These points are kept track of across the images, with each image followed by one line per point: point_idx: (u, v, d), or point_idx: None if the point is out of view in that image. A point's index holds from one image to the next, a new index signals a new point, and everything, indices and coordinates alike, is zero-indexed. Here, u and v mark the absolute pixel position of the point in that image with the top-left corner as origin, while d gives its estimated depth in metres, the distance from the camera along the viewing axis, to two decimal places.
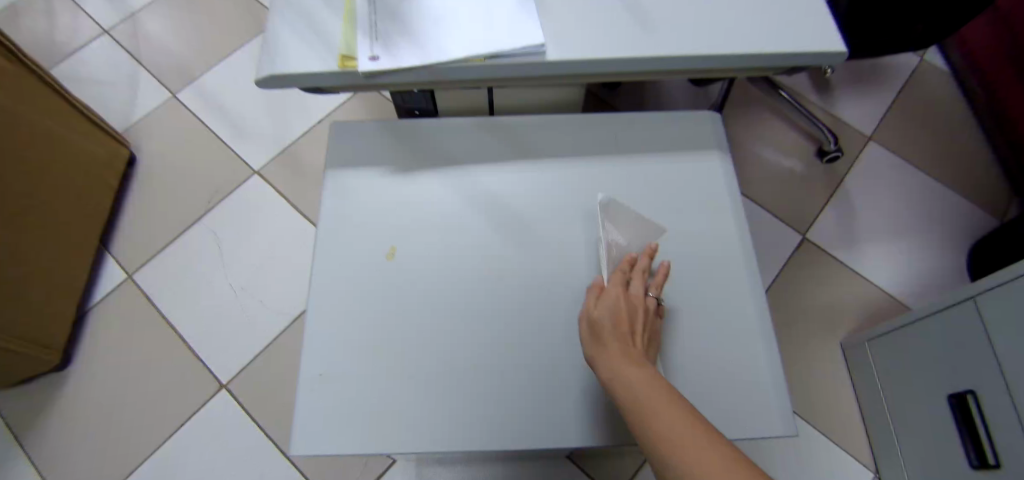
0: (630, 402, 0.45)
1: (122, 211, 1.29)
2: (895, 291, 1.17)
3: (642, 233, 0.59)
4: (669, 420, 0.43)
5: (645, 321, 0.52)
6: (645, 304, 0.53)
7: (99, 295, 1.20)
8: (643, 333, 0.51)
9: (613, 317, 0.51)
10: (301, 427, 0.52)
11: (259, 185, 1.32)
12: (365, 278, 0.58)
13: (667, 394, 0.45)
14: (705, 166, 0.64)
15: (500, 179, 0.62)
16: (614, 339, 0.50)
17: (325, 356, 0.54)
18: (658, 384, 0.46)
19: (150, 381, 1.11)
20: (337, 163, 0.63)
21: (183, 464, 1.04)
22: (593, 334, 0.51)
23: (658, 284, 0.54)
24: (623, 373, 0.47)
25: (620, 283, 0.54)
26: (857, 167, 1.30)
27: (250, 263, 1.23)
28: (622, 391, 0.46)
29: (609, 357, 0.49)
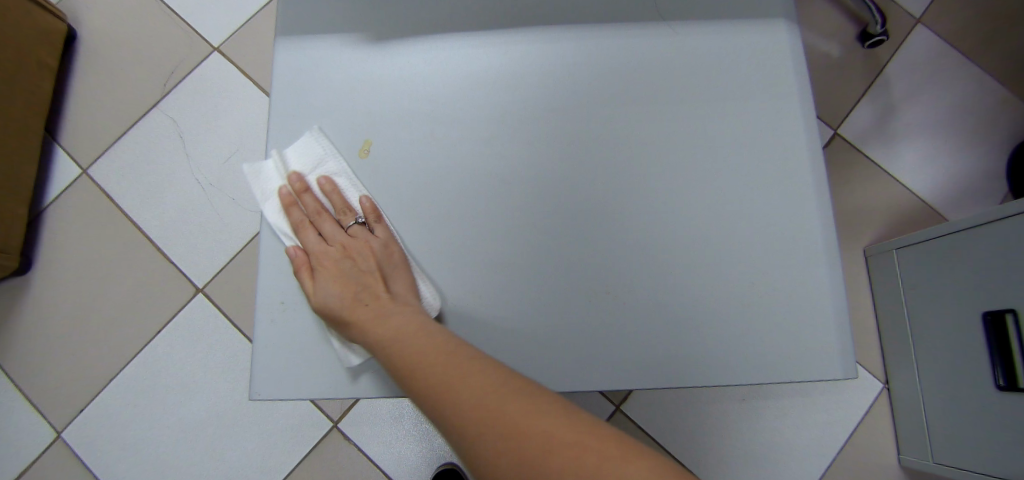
0: (398, 369, 0.41)
1: (65, 96, 1.12)
2: (928, 196, 1.06)
3: (313, 161, 0.46)
4: (439, 372, 0.40)
5: (370, 260, 0.45)
6: (355, 241, 0.46)
7: (53, 193, 1.08)
8: (377, 276, 0.45)
9: (337, 291, 0.44)
10: (267, 364, 0.44)
11: (216, 66, 1.13)
12: (314, 185, 0.46)
13: (422, 341, 0.42)
14: (764, 40, 0.49)
15: (500, 52, 0.48)
16: (355, 310, 0.44)
17: (293, 279, 0.45)
18: (406, 335, 0.42)
19: (122, 287, 1.04)
20: (290, 29, 0.48)
21: (167, 374, 1.00)
22: (330, 319, 0.44)
23: (342, 210, 0.47)
24: (376, 337, 0.42)
25: (315, 240, 0.46)
26: (904, 52, 1.12)
27: (215, 155, 1.09)
28: (380, 354, 0.42)
29: (358, 329, 0.43)
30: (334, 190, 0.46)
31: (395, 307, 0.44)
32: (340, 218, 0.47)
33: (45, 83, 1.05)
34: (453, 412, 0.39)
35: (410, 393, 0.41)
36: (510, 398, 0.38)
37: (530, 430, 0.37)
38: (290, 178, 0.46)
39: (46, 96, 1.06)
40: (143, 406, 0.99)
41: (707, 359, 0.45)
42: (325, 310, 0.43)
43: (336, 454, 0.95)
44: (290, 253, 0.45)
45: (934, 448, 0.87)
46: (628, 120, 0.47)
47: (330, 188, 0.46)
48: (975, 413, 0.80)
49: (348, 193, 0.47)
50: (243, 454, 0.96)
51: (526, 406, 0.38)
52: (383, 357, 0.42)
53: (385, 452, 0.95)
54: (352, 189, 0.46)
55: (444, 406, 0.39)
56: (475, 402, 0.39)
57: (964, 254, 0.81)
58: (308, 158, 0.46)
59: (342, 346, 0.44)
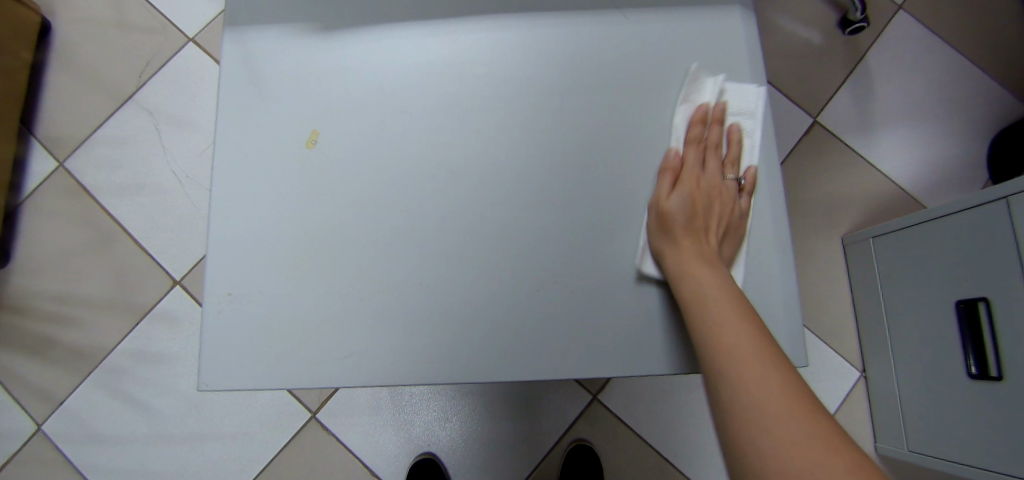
0: (705, 306, 0.42)
1: (41, 89, 1.10)
2: (908, 184, 1.06)
3: (742, 108, 0.47)
4: (750, 340, 0.42)
5: (724, 210, 0.46)
6: (723, 187, 0.46)
7: (29, 188, 1.07)
8: (720, 229, 0.46)
9: (687, 209, 0.45)
10: (216, 357, 0.44)
11: (191, 56, 1.11)
12: (697, 104, 0.47)
13: (744, 312, 0.43)
14: (719, 25, 0.48)
15: (451, 40, 0.47)
16: (686, 235, 0.45)
17: (240, 271, 0.45)
18: (730, 292, 0.43)
19: (99, 280, 1.03)
20: (238, 17, 0.47)
21: (145, 367, 1.00)
22: (662, 226, 0.45)
23: (732, 161, 0.47)
24: (696, 274, 0.43)
25: (696, 164, 0.46)
26: (885, 39, 1.11)
27: (190, 147, 1.08)
28: (691, 286, 0.43)
29: (682, 254, 0.44)
30: (735, 143, 0.47)
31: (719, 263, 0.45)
32: (722, 163, 0.47)
33: (20, 76, 1.03)
34: (755, 385, 0.40)
35: (709, 342, 0.42)
36: (818, 415, 0.40)
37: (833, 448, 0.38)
38: (713, 105, 0.47)
39: (21, 89, 1.04)
40: (121, 399, 0.99)
41: (656, 348, 0.45)
42: (665, 216, 0.45)
43: (315, 445, 0.95)
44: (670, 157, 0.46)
45: (908, 435, 0.88)
46: (582, 107, 0.47)
47: (736, 138, 0.47)
48: (947, 401, 0.80)
49: (745, 152, 0.47)
50: (223, 446, 0.96)
51: (836, 434, 0.39)
52: (699, 297, 0.43)
53: (363, 441, 0.95)
54: (749, 155, 0.47)
55: (740, 374, 0.41)
56: (782, 388, 0.40)
57: (939, 243, 0.81)
58: (740, 100, 0.47)
59: (644, 247, 0.45)
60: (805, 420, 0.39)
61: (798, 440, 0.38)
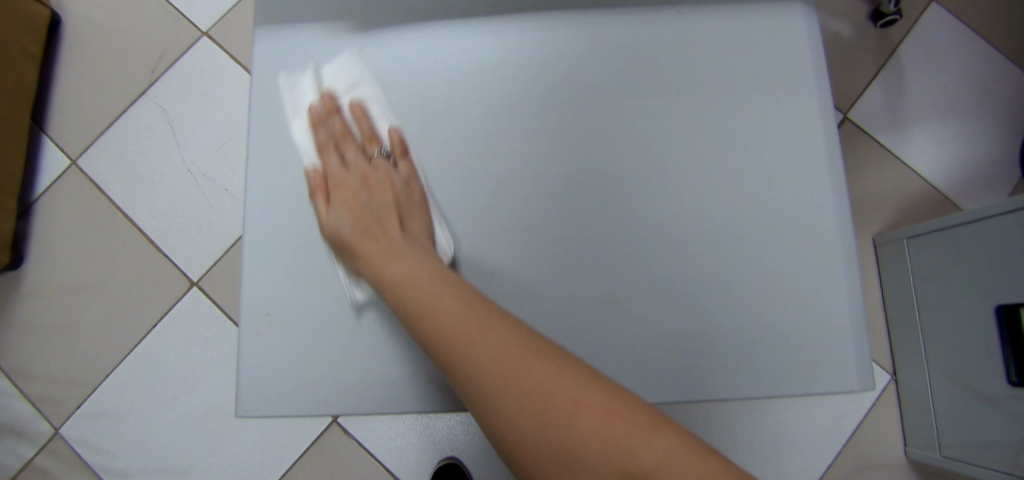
0: (402, 308, 0.41)
1: (52, 85, 1.08)
2: (939, 181, 1.03)
3: (348, 84, 0.47)
4: (449, 319, 0.40)
5: (389, 195, 0.46)
6: (376, 172, 0.47)
7: (42, 186, 1.05)
8: (394, 211, 0.46)
9: (348, 214, 0.45)
10: (253, 377, 0.44)
11: (205, 51, 1.09)
12: (313, 98, 0.47)
13: (443, 285, 0.42)
14: (773, 29, 0.47)
15: (497, 42, 0.46)
16: (364, 241, 0.44)
17: (279, 286, 0.45)
18: (422, 273, 0.42)
19: (115, 280, 1.02)
20: (275, 23, 0.47)
21: (164, 369, 0.99)
22: (337, 245, 0.44)
23: (370, 138, 0.47)
24: (382, 273, 0.42)
25: (335, 167, 0.46)
26: (917, 33, 1.08)
27: (206, 144, 1.06)
28: (386, 290, 0.42)
29: (366, 262, 0.43)
30: (365, 116, 0.47)
31: (408, 246, 0.44)
32: (364, 147, 0.47)
33: (30, 72, 1.01)
34: (469, 365, 0.38)
35: (425, 346, 0.40)
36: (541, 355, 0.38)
37: (554, 389, 0.37)
38: (319, 98, 0.47)
39: (32, 85, 1.03)
40: (140, 400, 0.98)
41: (710, 367, 0.44)
42: (335, 239, 0.44)
43: (338, 450, 0.94)
44: (307, 175, 0.45)
45: (941, 441, 0.86)
46: (626, 120, 0.46)
47: (360, 113, 0.47)
48: (984, 408, 0.79)
49: (377, 122, 0.47)
50: (243, 449, 0.96)
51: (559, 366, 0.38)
52: (402, 303, 0.41)
53: (386, 447, 0.94)
54: (382, 119, 0.47)
55: (455, 363, 0.39)
56: (492, 357, 0.38)
57: (976, 245, 0.78)
58: (343, 81, 0.47)
59: (346, 279, 0.44)
60: (522, 378, 0.37)
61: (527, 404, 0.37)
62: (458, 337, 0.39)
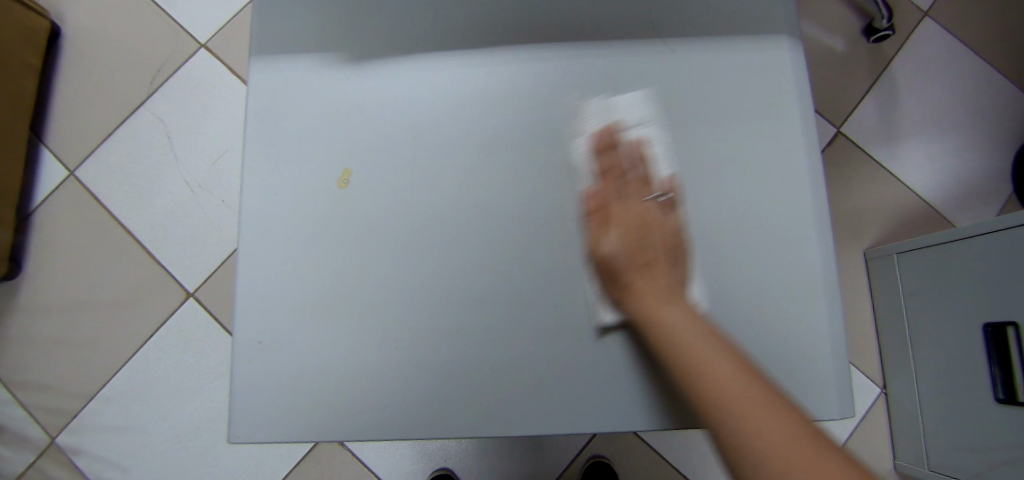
0: (669, 354, 0.42)
1: (51, 95, 1.09)
2: (931, 196, 1.04)
3: (636, 120, 0.47)
4: (722, 380, 0.40)
5: (661, 239, 0.45)
6: (653, 215, 0.46)
7: (40, 196, 1.06)
8: (666, 254, 0.45)
9: (622, 247, 0.45)
10: (246, 401, 0.45)
11: (205, 63, 1.10)
12: (600, 126, 0.47)
13: (714, 342, 0.42)
14: (760, 59, 0.48)
15: (486, 74, 0.47)
16: (635, 276, 0.45)
17: (273, 313, 0.46)
18: (694, 327, 0.42)
19: (112, 290, 1.02)
20: (271, 52, 0.48)
21: (160, 379, 1.00)
22: (605, 273, 0.46)
23: (644, 178, 0.47)
24: (659, 313, 0.43)
25: (615, 198, 0.47)
26: (909, 48, 1.09)
27: (204, 155, 1.07)
28: (655, 330, 0.43)
29: (636, 297, 0.44)
30: (645, 159, 0.47)
31: (672, 292, 0.44)
32: (642, 187, 0.47)
33: (29, 83, 1.02)
34: (734, 419, 0.39)
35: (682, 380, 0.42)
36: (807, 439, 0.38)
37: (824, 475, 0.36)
38: (607, 130, 0.47)
39: (32, 96, 1.03)
40: (136, 410, 0.99)
41: None
42: (606, 261, 0.45)
43: (334, 461, 0.95)
44: (584, 197, 0.46)
45: (929, 455, 0.87)
46: (611, 149, 0.47)
47: (647, 154, 0.47)
48: (970, 423, 0.80)
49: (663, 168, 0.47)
50: (238, 460, 0.96)
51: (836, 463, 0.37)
52: (660, 338, 0.43)
53: (382, 458, 0.95)
54: (664, 164, 0.47)
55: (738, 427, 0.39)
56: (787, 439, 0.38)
57: (962, 262, 0.80)
58: (631, 114, 0.47)
59: (598, 303, 0.46)
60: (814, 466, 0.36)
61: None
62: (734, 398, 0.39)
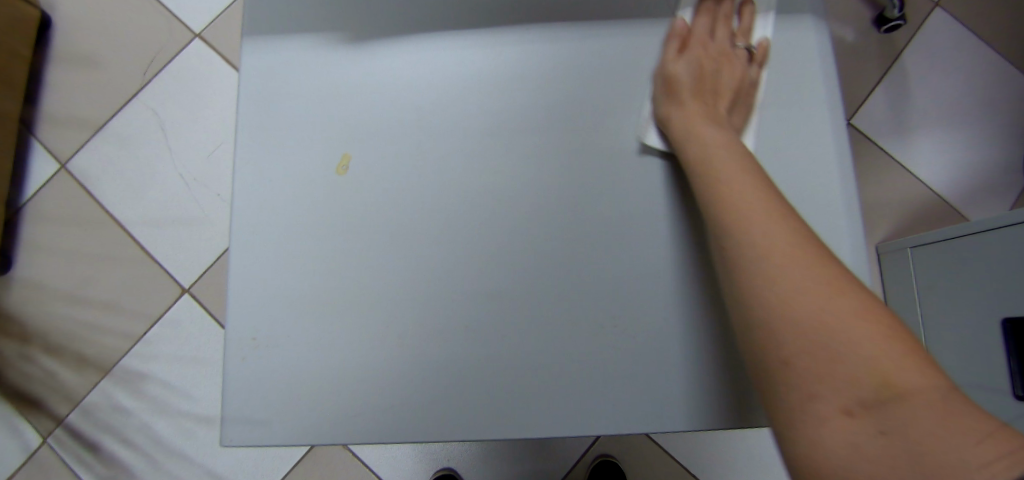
0: (705, 173, 0.43)
1: (41, 87, 1.06)
2: (943, 190, 1.02)
3: None
4: (757, 208, 0.40)
5: (733, 83, 0.48)
6: (732, 57, 0.49)
7: (30, 190, 1.03)
8: (732, 98, 0.48)
9: (693, 74, 0.47)
10: (240, 402, 0.42)
11: (200, 53, 1.07)
12: None
13: (747, 166, 0.43)
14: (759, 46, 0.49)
15: (494, 56, 0.47)
16: (691, 98, 0.47)
17: (268, 308, 0.43)
18: (737, 153, 0.43)
19: (105, 287, 1.00)
20: (266, 32, 0.46)
21: (152, 378, 0.97)
22: (665, 88, 0.47)
23: (742, 31, 0.50)
24: (699, 129, 0.45)
25: (705, 35, 0.49)
26: (921, 38, 1.06)
27: (199, 148, 1.04)
28: (696, 148, 0.44)
29: (684, 114, 0.45)
30: (749, 17, 0.50)
31: (722, 123, 0.46)
32: (732, 37, 0.50)
33: (19, 73, 0.99)
34: (762, 239, 0.39)
35: (714, 198, 0.42)
36: (829, 265, 0.38)
37: (842, 286, 0.37)
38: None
39: (21, 87, 1.00)
40: (129, 410, 0.96)
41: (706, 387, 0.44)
42: (671, 78, 0.47)
43: (333, 461, 0.93)
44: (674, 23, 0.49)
45: None
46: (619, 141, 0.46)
47: (749, 10, 0.50)
48: None
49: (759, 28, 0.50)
50: (233, 460, 0.94)
51: (852, 284, 0.37)
52: (700, 150, 0.44)
53: (383, 458, 0.93)
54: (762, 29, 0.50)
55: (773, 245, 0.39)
56: (818, 272, 0.37)
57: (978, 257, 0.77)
58: None
59: (648, 118, 0.47)
60: (839, 298, 0.36)
61: (843, 316, 0.36)
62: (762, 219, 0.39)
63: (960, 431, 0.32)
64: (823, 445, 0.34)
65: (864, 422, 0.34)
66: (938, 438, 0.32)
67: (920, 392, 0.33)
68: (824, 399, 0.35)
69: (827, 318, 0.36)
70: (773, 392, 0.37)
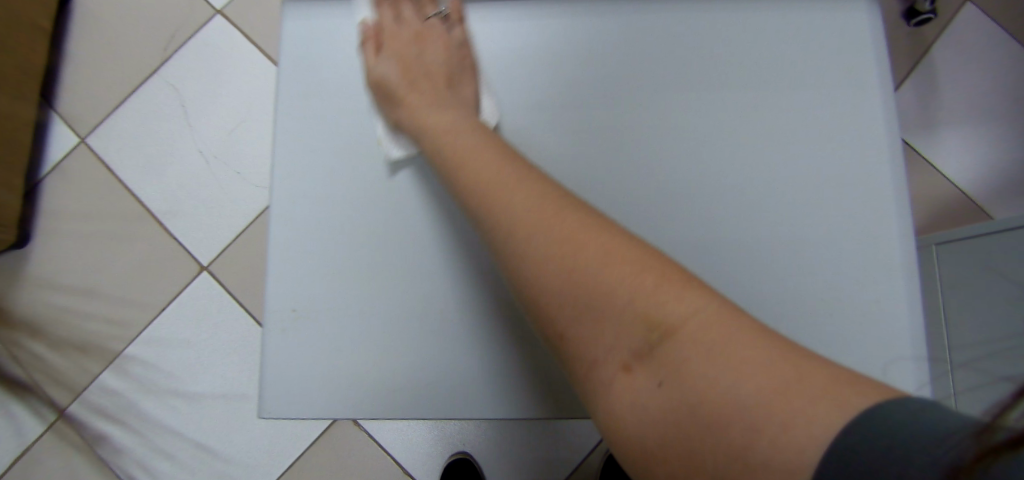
0: (445, 159, 0.44)
1: (61, 61, 1.06)
2: (969, 187, 1.00)
3: None
4: (494, 178, 0.41)
5: (442, 53, 0.50)
6: (429, 29, 0.52)
7: (49, 164, 1.03)
8: (443, 77, 0.50)
9: (395, 70, 0.49)
10: (287, 371, 0.45)
11: (219, 30, 1.06)
12: None
13: (484, 140, 0.44)
14: (789, 32, 0.50)
15: (522, 35, 0.51)
16: (408, 93, 0.49)
17: (310, 274, 0.46)
18: (472, 136, 0.45)
19: (122, 263, 1.00)
20: (307, 10, 0.49)
21: (170, 354, 0.97)
22: (381, 91, 0.48)
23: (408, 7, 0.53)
24: (420, 120, 0.47)
25: (390, 22, 0.52)
26: (951, 32, 1.04)
27: (219, 125, 1.04)
28: (440, 141, 0.45)
29: (409, 112, 0.48)
30: None
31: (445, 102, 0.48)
32: (420, 10, 0.54)
33: (39, 46, 0.98)
34: (505, 217, 0.39)
35: (461, 188, 0.42)
36: (561, 218, 0.38)
37: (582, 241, 0.37)
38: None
39: (41, 60, 1.00)
40: (145, 387, 0.96)
41: None
42: (379, 82, 0.48)
43: (348, 441, 0.94)
44: (360, 25, 0.50)
45: None
46: (645, 124, 0.49)
47: None
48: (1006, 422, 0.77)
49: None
50: (249, 439, 0.95)
51: (602, 233, 0.37)
52: (450, 146, 0.44)
53: (397, 440, 0.94)
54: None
55: (508, 227, 0.39)
56: (551, 234, 0.38)
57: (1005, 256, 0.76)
58: None
59: (385, 128, 0.48)
60: (581, 253, 0.36)
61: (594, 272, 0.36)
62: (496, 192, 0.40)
63: (735, 354, 0.30)
64: (624, 420, 0.33)
65: (642, 375, 0.33)
66: (716, 371, 0.30)
67: (686, 323, 0.32)
68: (605, 365, 0.34)
69: (578, 279, 0.36)
70: (574, 369, 0.37)
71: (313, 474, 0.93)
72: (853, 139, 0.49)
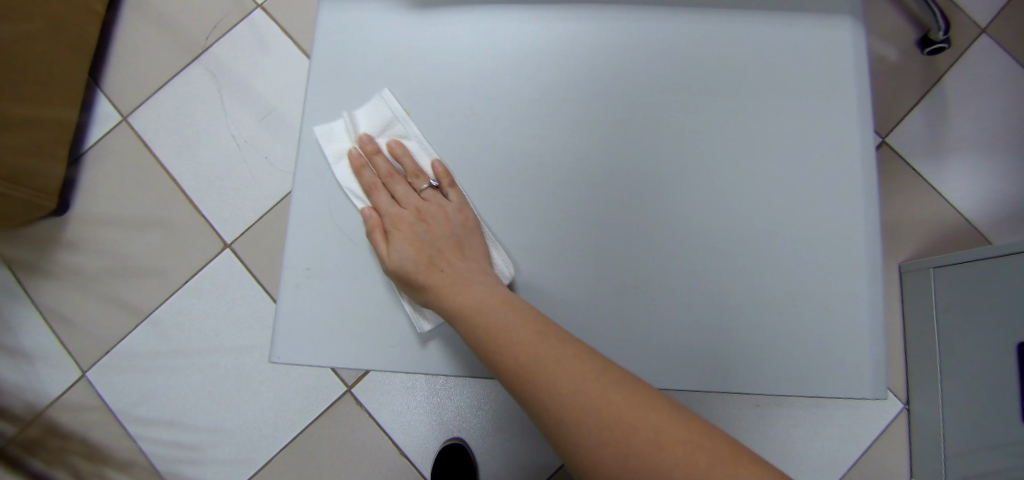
0: (485, 336, 0.48)
1: (112, 42, 1.14)
2: (972, 214, 1.02)
3: (384, 121, 0.53)
4: (535, 350, 0.46)
5: (446, 226, 0.52)
6: (429, 205, 0.53)
7: (92, 138, 1.10)
8: (452, 244, 0.52)
9: (414, 259, 0.50)
10: (300, 325, 0.51)
11: (259, 23, 1.13)
12: (354, 139, 0.53)
13: (524, 317, 0.48)
14: (786, 45, 0.53)
15: (530, 28, 0.54)
16: (428, 277, 0.50)
17: (327, 238, 0.52)
18: (508, 310, 0.48)
19: (151, 235, 1.07)
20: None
21: (189, 324, 1.03)
22: (405, 283, 0.50)
23: (388, 174, 0.53)
24: (450, 299, 0.50)
25: (388, 204, 0.53)
26: (965, 63, 1.06)
27: (252, 111, 1.10)
28: (463, 320, 0.49)
29: (434, 296, 0.50)
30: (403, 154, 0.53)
31: (474, 276, 0.51)
32: (413, 181, 0.54)
33: (93, 28, 1.06)
34: (561, 393, 0.45)
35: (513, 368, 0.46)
36: (618, 383, 0.45)
37: (632, 422, 0.43)
38: (356, 144, 0.53)
39: (94, 41, 1.07)
40: (165, 352, 1.03)
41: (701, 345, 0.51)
42: (402, 274, 0.50)
43: (348, 418, 0.98)
44: (364, 218, 0.51)
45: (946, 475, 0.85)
46: (636, 118, 0.53)
47: (398, 150, 0.53)
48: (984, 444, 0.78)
49: (420, 158, 0.54)
50: (257, 410, 0.99)
51: (655, 404, 0.44)
52: (485, 330, 0.48)
53: (395, 420, 0.98)
54: (423, 156, 0.53)
55: (552, 391, 0.45)
56: (606, 402, 0.44)
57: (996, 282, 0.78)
58: (383, 119, 0.53)
59: (415, 310, 0.51)
60: (634, 429, 0.43)
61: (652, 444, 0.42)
62: (539, 370, 0.46)
63: None
64: None
65: None
66: None
67: None
68: None
69: (642, 449, 0.42)
70: None
71: (312, 447, 0.98)
72: (835, 145, 0.52)
